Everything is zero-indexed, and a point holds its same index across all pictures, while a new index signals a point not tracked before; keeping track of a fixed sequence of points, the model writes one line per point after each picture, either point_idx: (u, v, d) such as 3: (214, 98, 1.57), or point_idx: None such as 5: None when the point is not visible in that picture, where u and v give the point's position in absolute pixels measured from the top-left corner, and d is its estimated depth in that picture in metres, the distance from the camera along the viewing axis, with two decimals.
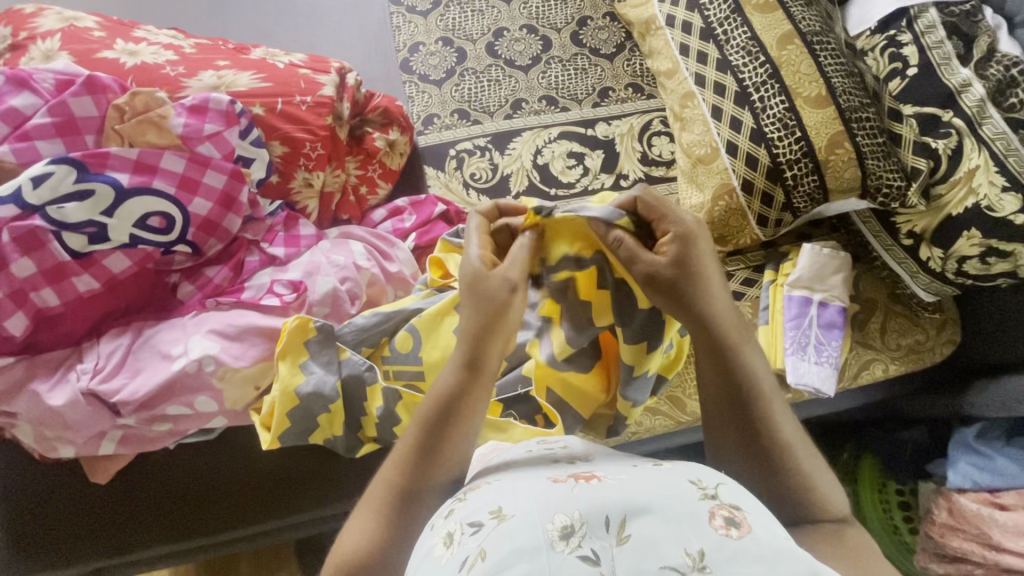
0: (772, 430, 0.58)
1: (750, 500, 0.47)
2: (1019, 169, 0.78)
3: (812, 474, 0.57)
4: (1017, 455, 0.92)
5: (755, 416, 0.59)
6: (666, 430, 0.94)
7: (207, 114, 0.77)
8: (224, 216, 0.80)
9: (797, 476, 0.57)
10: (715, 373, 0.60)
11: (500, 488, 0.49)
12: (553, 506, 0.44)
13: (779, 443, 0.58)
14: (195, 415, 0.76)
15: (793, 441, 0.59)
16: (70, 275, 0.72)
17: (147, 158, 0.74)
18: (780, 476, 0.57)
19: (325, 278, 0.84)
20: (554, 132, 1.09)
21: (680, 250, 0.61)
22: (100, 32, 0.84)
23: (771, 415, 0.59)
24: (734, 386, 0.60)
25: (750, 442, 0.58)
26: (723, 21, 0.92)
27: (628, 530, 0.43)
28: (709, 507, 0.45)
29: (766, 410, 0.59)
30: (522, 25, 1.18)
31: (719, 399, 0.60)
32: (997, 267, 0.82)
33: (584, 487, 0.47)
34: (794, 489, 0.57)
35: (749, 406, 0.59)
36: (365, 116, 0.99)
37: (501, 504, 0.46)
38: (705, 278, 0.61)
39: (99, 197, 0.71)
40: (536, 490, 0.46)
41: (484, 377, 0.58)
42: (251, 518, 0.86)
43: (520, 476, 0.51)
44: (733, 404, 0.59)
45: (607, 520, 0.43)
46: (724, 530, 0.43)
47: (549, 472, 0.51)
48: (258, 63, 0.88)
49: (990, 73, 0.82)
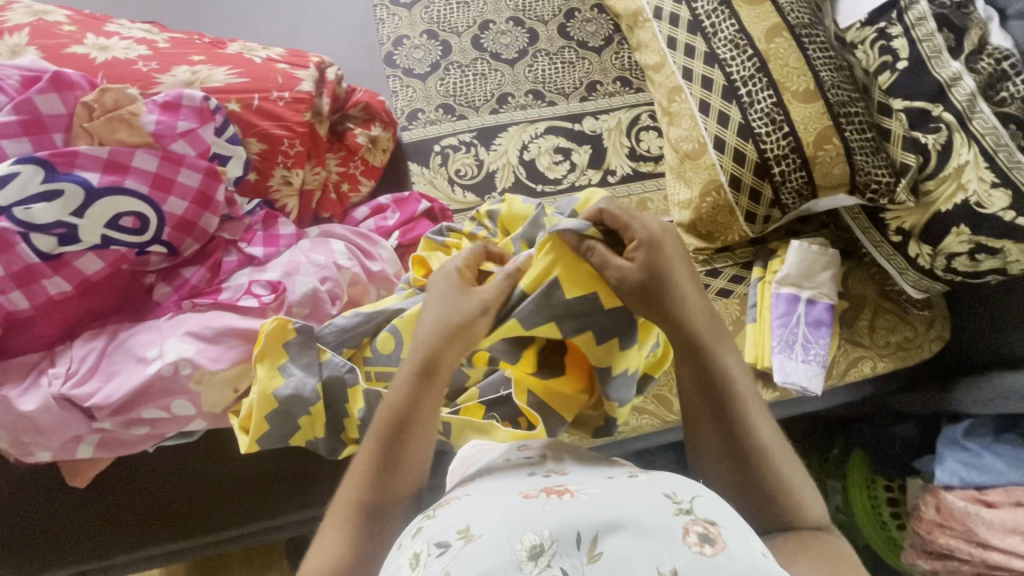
0: (747, 429, 0.58)
1: (726, 512, 0.46)
2: (1008, 165, 0.77)
3: (788, 477, 0.57)
4: (1005, 452, 0.92)
5: (731, 415, 0.59)
6: (653, 429, 0.94)
7: (181, 111, 0.76)
8: (200, 215, 0.78)
9: (771, 477, 0.56)
10: (690, 371, 0.61)
11: (469, 505, 0.48)
12: (523, 524, 0.43)
13: (754, 444, 0.58)
14: (172, 418, 0.75)
15: (770, 443, 0.58)
16: (40, 278, 0.70)
17: (118, 157, 0.72)
18: (754, 475, 0.57)
19: (304, 278, 0.82)
20: (540, 127, 1.07)
21: (650, 254, 0.61)
22: (70, 27, 0.82)
23: (747, 415, 0.59)
24: (711, 385, 0.60)
25: (725, 440, 0.58)
26: (710, 13, 0.91)
27: (599, 547, 0.42)
28: (682, 524, 0.44)
29: (742, 409, 0.59)
30: (508, 17, 1.16)
31: (695, 399, 0.61)
32: (985, 264, 0.81)
33: (556, 503, 0.46)
34: (769, 489, 0.56)
35: (724, 405, 0.59)
36: (346, 112, 0.97)
37: (468, 523, 0.45)
38: (675, 279, 0.61)
39: (68, 197, 0.69)
40: (506, 507, 0.46)
41: (438, 384, 0.60)
42: (234, 521, 0.85)
43: (490, 490, 0.50)
44: (709, 403, 0.60)
45: (578, 537, 0.43)
46: (698, 547, 0.42)
47: (521, 484, 0.50)
48: (234, 58, 0.86)
49: (980, 66, 0.81)
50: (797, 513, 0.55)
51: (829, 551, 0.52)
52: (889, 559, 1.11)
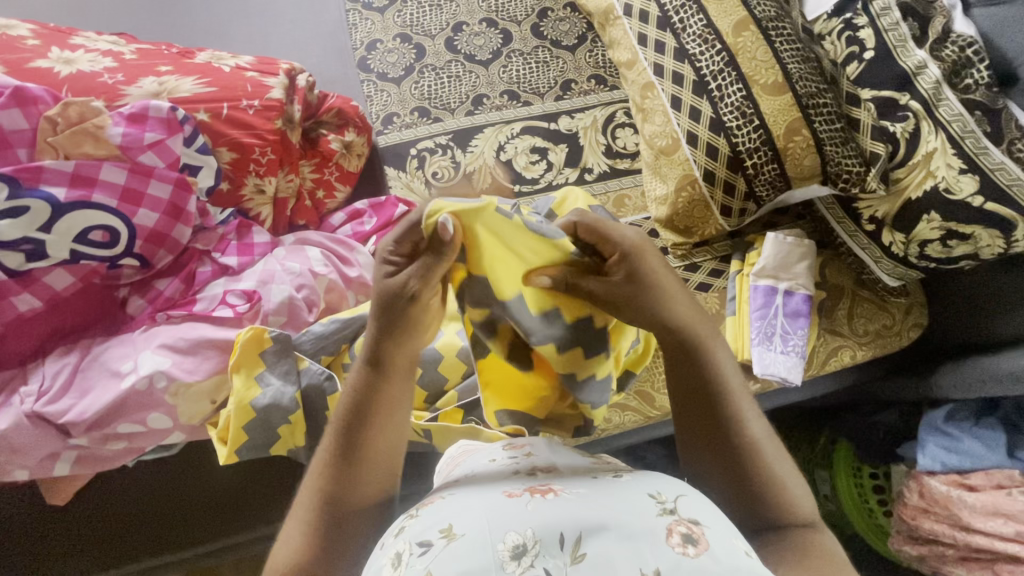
0: (739, 430, 0.58)
1: (711, 513, 0.47)
2: (975, 151, 0.78)
3: (780, 477, 0.57)
4: (985, 436, 0.93)
5: (722, 416, 0.58)
6: (637, 425, 0.94)
7: (147, 122, 0.75)
8: (172, 226, 0.78)
9: (763, 479, 0.56)
10: (679, 372, 0.60)
11: (452, 504, 0.48)
12: (507, 525, 0.44)
13: (745, 446, 0.57)
14: (149, 432, 0.74)
15: (762, 444, 0.58)
16: (10, 295, 0.70)
17: (85, 170, 0.71)
18: (749, 476, 0.56)
19: (280, 286, 0.82)
20: (516, 128, 1.07)
21: (632, 269, 0.58)
22: (34, 41, 0.81)
23: (739, 415, 0.58)
24: (702, 387, 0.59)
25: (718, 442, 0.58)
26: (679, 9, 0.91)
27: (584, 548, 0.42)
28: (666, 525, 0.44)
29: (733, 409, 0.58)
30: (481, 19, 1.16)
31: (687, 401, 0.60)
32: (959, 249, 0.82)
33: (540, 503, 0.46)
34: (764, 489, 0.56)
35: (714, 407, 0.58)
36: (319, 118, 0.97)
37: (451, 522, 0.45)
38: (660, 288, 0.59)
39: (34, 212, 0.68)
40: (491, 508, 0.46)
41: (397, 376, 0.57)
42: (224, 532, 0.85)
43: (476, 490, 0.49)
44: (701, 406, 0.59)
45: (562, 538, 0.43)
46: (682, 548, 0.42)
47: (506, 485, 0.50)
48: (202, 67, 0.85)
49: (945, 54, 0.81)
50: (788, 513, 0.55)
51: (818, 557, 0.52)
52: (877, 545, 1.12)
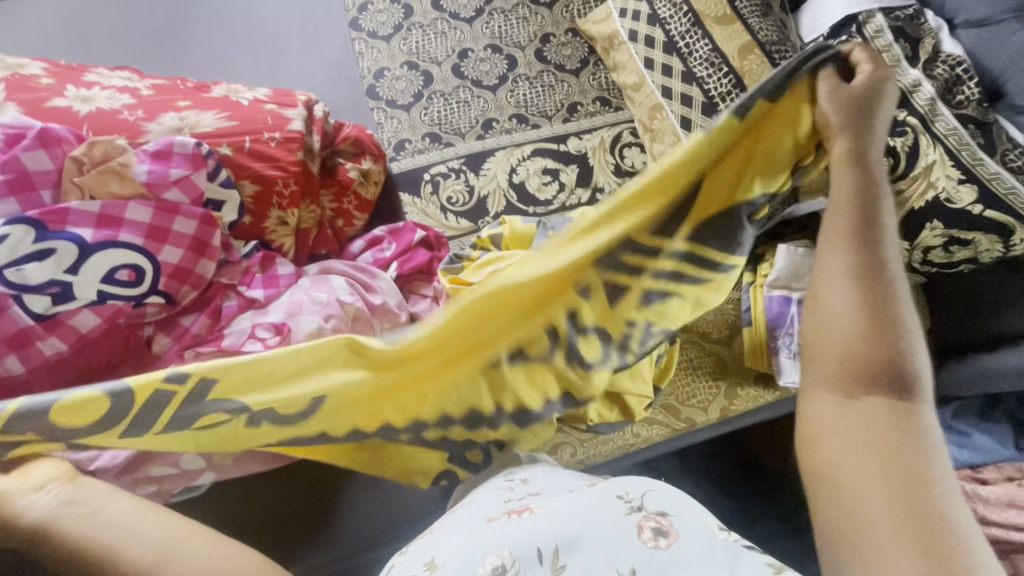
0: (896, 330, 0.54)
1: (672, 502, 0.57)
2: (972, 162, 0.82)
3: (917, 392, 0.52)
4: (989, 430, 0.99)
5: (885, 302, 0.55)
6: (665, 439, 0.95)
7: (173, 158, 0.74)
8: (197, 262, 0.76)
9: (896, 377, 0.52)
10: (846, 237, 0.58)
11: (434, 541, 0.57)
12: (486, 548, 0.52)
13: (894, 347, 0.53)
14: (182, 474, 0.72)
15: (907, 346, 0.54)
16: (34, 340, 0.67)
17: (110, 210, 0.70)
18: (880, 376, 0.53)
19: (307, 318, 0.78)
20: (527, 150, 1.09)
21: (822, 115, 0.62)
22: (48, 79, 0.80)
23: (899, 310, 0.55)
24: (861, 259, 0.57)
25: (868, 320, 0.55)
26: (684, 34, 0.95)
27: (562, 560, 0.51)
28: (636, 522, 0.54)
29: (895, 297, 0.56)
30: (486, 45, 1.18)
31: (850, 269, 0.57)
32: (959, 254, 0.87)
33: (515, 521, 0.55)
34: (895, 408, 0.51)
35: (874, 288, 0.56)
36: (336, 148, 0.97)
37: (432, 556, 0.54)
38: (875, 126, 0.61)
39: (61, 254, 0.67)
40: (472, 535, 0.55)
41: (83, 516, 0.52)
42: None
43: (461, 524, 0.58)
44: (864, 284, 0.56)
45: (540, 553, 0.51)
46: (653, 541, 0.52)
47: (488, 513, 0.59)
48: (221, 102, 0.85)
49: (937, 73, 0.86)
50: (910, 428, 0.50)
51: (917, 498, 0.46)
52: None
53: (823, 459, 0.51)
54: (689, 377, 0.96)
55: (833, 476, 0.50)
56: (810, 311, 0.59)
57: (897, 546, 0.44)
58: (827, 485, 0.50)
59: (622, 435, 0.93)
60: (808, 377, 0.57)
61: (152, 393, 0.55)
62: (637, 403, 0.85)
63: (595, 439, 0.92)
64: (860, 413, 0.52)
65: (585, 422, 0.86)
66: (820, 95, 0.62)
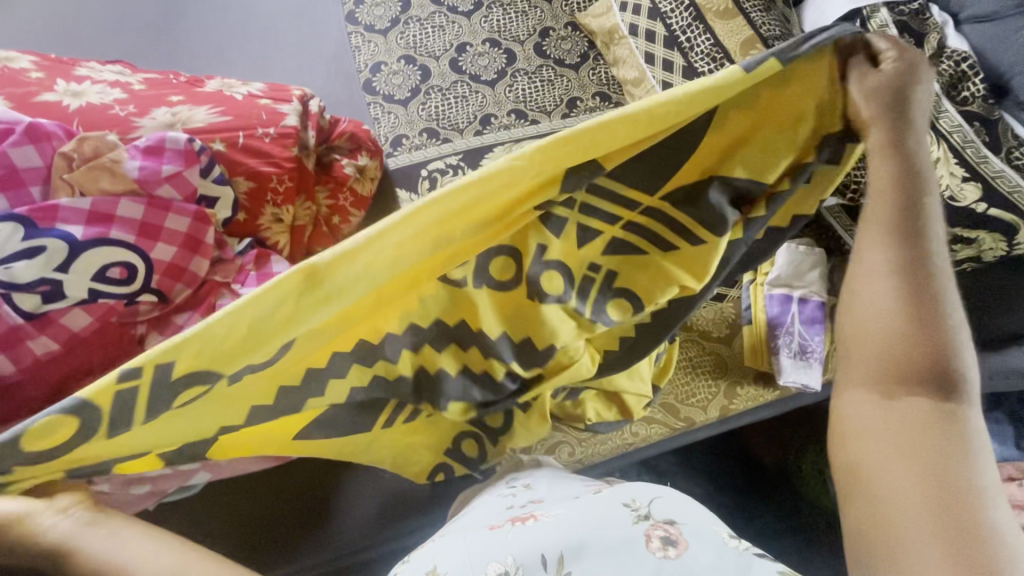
0: (941, 329, 0.52)
1: (681, 509, 0.56)
2: (977, 160, 0.81)
3: (960, 394, 0.51)
4: (991, 430, 0.98)
5: (929, 300, 0.53)
6: (663, 438, 0.94)
7: (165, 154, 0.73)
8: (190, 259, 0.75)
9: (937, 380, 0.51)
10: (885, 233, 0.55)
11: (437, 550, 0.56)
12: (489, 556, 0.52)
13: (937, 347, 0.52)
14: (174, 473, 0.71)
15: (949, 345, 0.52)
16: (25, 339, 0.67)
17: (101, 207, 0.69)
18: (920, 378, 0.51)
19: None
20: (525, 146, 1.08)
21: (854, 109, 0.56)
22: (38, 73, 0.78)
23: (943, 308, 0.53)
24: (907, 254, 0.54)
25: (910, 319, 0.53)
26: (686, 29, 0.94)
27: (566, 567, 0.50)
28: (644, 531, 0.53)
29: (939, 294, 0.53)
30: (484, 39, 1.17)
31: (892, 263, 0.54)
32: (961, 253, 0.85)
33: (518, 529, 0.55)
34: (936, 411, 0.50)
35: (919, 285, 0.53)
36: (331, 143, 0.96)
37: (434, 565, 0.53)
38: (913, 109, 0.55)
39: (51, 252, 0.65)
40: (476, 543, 0.55)
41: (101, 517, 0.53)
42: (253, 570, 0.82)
43: (465, 532, 0.58)
44: (908, 282, 0.53)
45: (545, 560, 0.50)
46: (662, 551, 0.51)
47: (491, 520, 0.60)
48: (214, 96, 0.84)
49: (941, 69, 0.85)
50: (952, 432, 0.49)
51: (960, 505, 0.45)
52: None
53: (855, 460, 0.51)
54: (688, 375, 0.95)
55: (869, 478, 0.49)
56: (845, 309, 0.57)
57: (932, 553, 0.43)
58: (856, 486, 0.50)
59: (621, 434, 0.92)
60: (842, 376, 0.56)
61: (114, 397, 0.47)
62: (636, 403, 0.85)
63: (594, 438, 0.91)
64: (897, 416, 0.50)
65: (584, 421, 0.85)
66: (848, 86, 0.55)
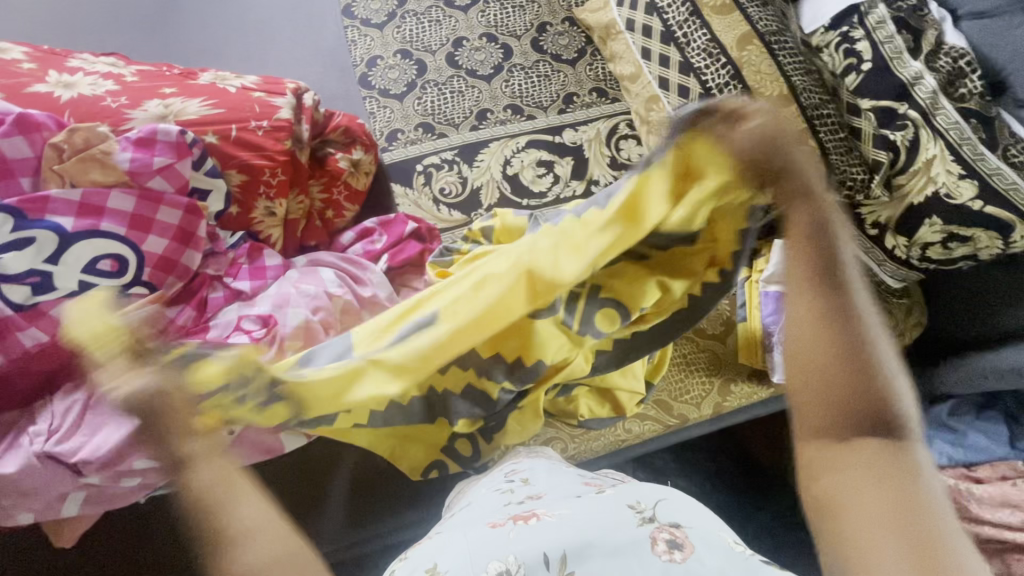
0: (875, 352, 0.50)
1: (686, 512, 0.56)
2: (974, 157, 0.80)
3: (903, 417, 0.50)
4: (987, 429, 0.98)
5: (859, 329, 0.51)
6: (657, 435, 0.94)
7: (156, 146, 0.72)
8: (182, 252, 0.74)
9: (882, 416, 0.49)
10: (807, 272, 0.53)
11: (436, 547, 0.55)
12: (491, 554, 0.52)
13: (877, 379, 0.50)
14: (164, 467, 0.71)
15: (887, 371, 0.50)
16: (15, 330, 0.67)
17: (91, 199, 0.69)
18: (869, 418, 0.49)
19: (295, 310, 0.78)
20: (521, 141, 1.07)
21: (759, 161, 0.55)
22: (30, 64, 0.78)
23: (871, 334, 0.51)
24: (830, 286, 0.52)
25: (851, 355, 0.50)
26: (683, 24, 0.93)
27: (569, 568, 0.50)
28: (649, 534, 0.53)
29: (864, 319, 0.51)
30: (481, 34, 1.16)
31: (817, 300, 0.52)
32: (958, 251, 0.85)
33: (521, 528, 0.54)
34: (888, 447, 0.48)
35: (847, 317, 0.51)
36: (326, 137, 0.96)
37: (435, 563, 0.53)
38: (796, 148, 0.54)
39: (40, 243, 0.66)
40: (477, 540, 0.54)
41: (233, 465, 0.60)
42: None
43: (464, 527, 0.58)
44: (836, 316, 0.51)
45: (547, 560, 0.50)
46: (668, 554, 0.51)
47: (491, 516, 0.58)
48: (207, 89, 0.83)
49: (939, 65, 0.85)
50: (905, 467, 0.47)
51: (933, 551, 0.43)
52: None
53: (837, 526, 0.47)
54: (683, 372, 0.95)
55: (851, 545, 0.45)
56: (785, 356, 0.53)
57: None
58: (842, 555, 0.46)
59: (614, 430, 0.91)
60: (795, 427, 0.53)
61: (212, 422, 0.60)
62: (629, 400, 0.85)
63: (587, 434, 0.90)
64: (859, 468, 0.48)
65: (577, 417, 0.86)
66: (737, 139, 0.56)
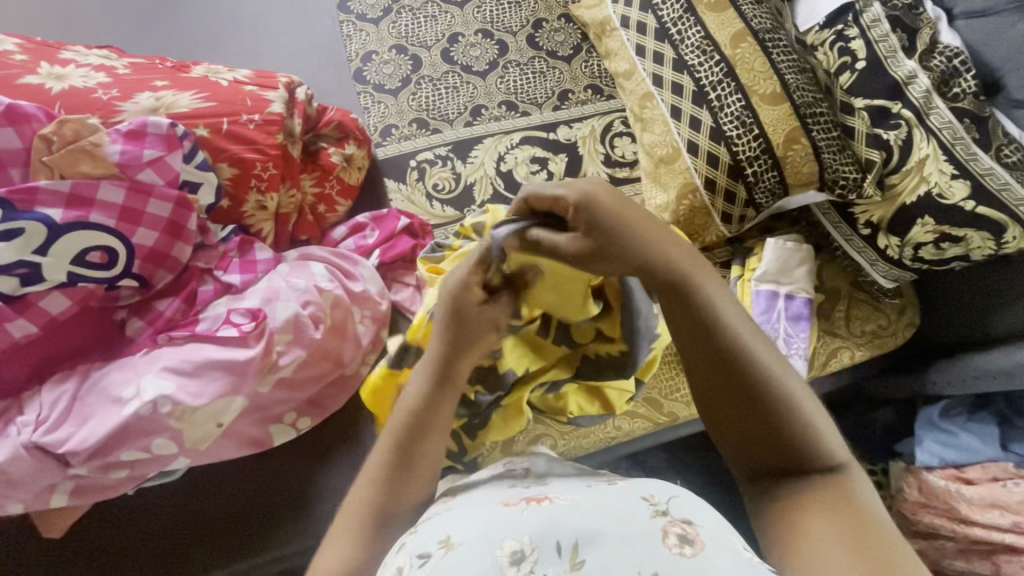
0: (766, 378, 0.54)
1: (698, 512, 0.54)
2: (966, 157, 0.80)
3: (811, 427, 0.53)
4: (979, 431, 0.97)
5: (741, 365, 0.54)
6: (646, 432, 0.94)
7: (146, 138, 0.72)
8: (172, 245, 0.75)
9: (788, 442, 0.53)
10: (684, 325, 0.57)
11: (445, 521, 0.54)
12: (504, 532, 0.50)
13: (774, 407, 0.53)
14: (153, 459, 0.70)
15: (780, 394, 0.54)
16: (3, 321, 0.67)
17: (81, 190, 0.69)
18: (779, 448, 0.53)
19: (285, 303, 0.77)
20: (515, 138, 1.07)
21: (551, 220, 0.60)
22: (21, 56, 0.78)
23: (758, 363, 0.55)
24: (706, 332, 0.56)
25: (744, 394, 0.54)
26: (677, 20, 0.92)
27: (582, 554, 0.49)
28: (665, 524, 0.51)
29: (744, 348, 0.55)
30: (476, 30, 1.16)
31: (699, 350, 0.56)
32: (950, 251, 0.84)
33: (534, 510, 0.54)
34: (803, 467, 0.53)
35: (729, 360, 0.55)
36: (319, 132, 0.96)
37: (446, 536, 0.51)
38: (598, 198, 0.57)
39: (28, 234, 0.65)
40: (489, 518, 0.53)
41: (439, 423, 0.61)
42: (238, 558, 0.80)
43: (472, 508, 0.57)
44: (717, 362, 0.55)
45: (561, 543, 0.49)
46: (680, 548, 0.49)
47: (502, 500, 0.58)
48: (199, 82, 0.83)
49: (933, 64, 0.84)
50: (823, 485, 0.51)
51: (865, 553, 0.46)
52: None
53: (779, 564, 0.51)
54: (674, 371, 0.95)
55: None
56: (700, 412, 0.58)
57: None
58: None
59: (604, 428, 0.92)
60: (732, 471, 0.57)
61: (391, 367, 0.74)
62: (618, 397, 0.83)
63: (576, 431, 0.91)
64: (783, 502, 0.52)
65: (566, 414, 0.85)
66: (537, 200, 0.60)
